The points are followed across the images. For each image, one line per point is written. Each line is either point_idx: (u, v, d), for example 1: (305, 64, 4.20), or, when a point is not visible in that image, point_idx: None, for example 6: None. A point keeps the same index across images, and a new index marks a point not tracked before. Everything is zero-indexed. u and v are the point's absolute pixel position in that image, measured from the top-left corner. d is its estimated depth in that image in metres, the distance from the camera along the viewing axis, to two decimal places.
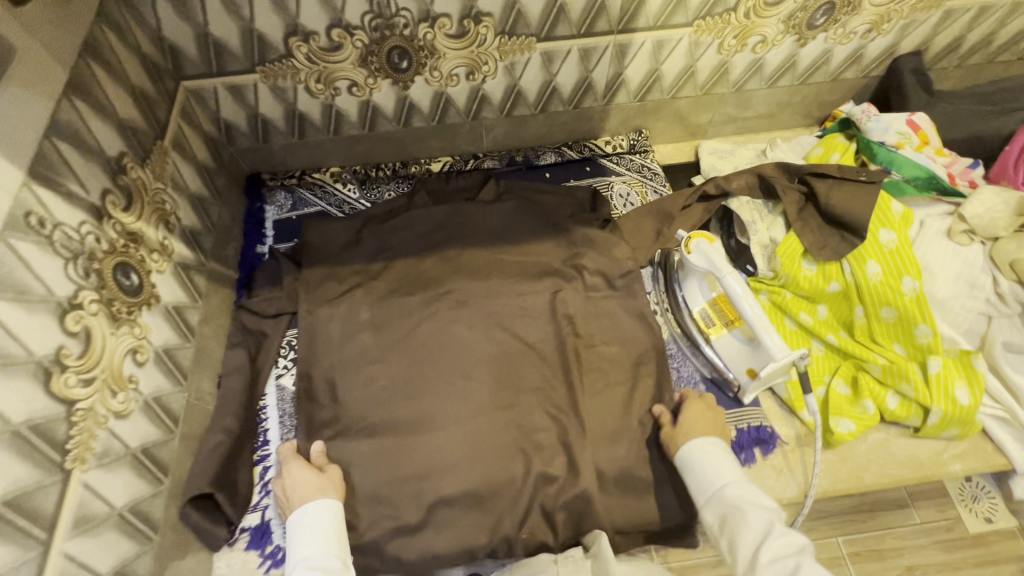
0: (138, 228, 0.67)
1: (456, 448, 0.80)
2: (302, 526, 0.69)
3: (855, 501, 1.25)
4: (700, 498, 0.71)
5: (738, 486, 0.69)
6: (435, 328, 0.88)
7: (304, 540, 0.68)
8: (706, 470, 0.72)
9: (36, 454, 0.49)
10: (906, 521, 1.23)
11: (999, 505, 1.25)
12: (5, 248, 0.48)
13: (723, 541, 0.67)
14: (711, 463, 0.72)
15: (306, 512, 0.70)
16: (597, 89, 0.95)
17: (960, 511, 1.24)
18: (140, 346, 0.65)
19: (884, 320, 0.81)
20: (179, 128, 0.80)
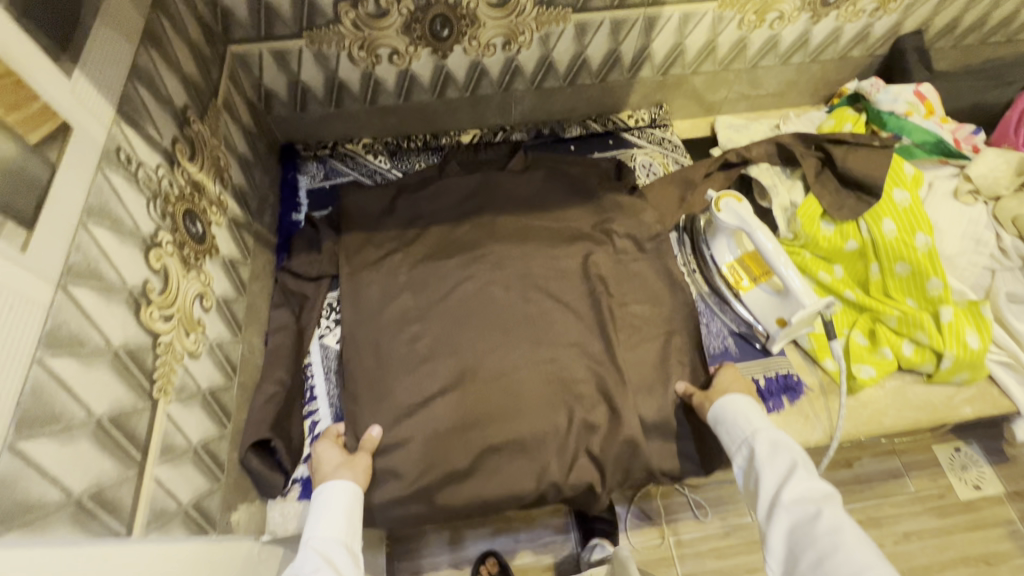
0: (200, 179, 0.69)
1: (501, 399, 0.81)
2: (322, 504, 0.68)
3: (849, 474, 1.33)
4: (731, 446, 0.72)
5: (768, 436, 0.69)
6: (473, 286, 0.90)
7: (327, 518, 0.67)
8: (737, 423, 0.73)
9: (133, 379, 0.51)
10: (900, 490, 1.31)
11: (986, 474, 1.33)
12: (102, 179, 0.50)
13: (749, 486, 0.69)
14: (742, 415, 0.73)
15: (338, 490, 0.69)
16: (624, 62, 1.00)
17: (952, 480, 1.32)
18: (206, 293, 0.67)
19: (898, 275, 0.87)
20: (228, 90, 0.82)
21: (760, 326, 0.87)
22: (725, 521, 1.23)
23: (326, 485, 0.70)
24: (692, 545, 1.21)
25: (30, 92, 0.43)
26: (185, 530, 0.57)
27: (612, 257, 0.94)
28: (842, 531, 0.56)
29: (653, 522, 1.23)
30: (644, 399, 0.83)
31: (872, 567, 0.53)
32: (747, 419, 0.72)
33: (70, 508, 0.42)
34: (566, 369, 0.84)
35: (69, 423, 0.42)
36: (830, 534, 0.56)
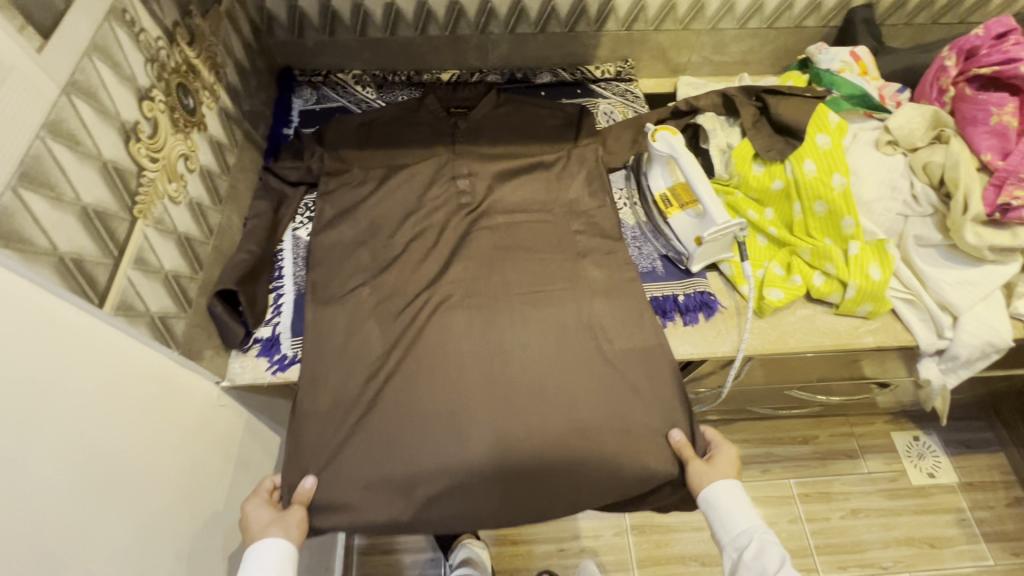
0: (196, 64, 0.81)
1: (444, 429, 0.80)
2: (254, 566, 0.70)
3: (810, 451, 1.62)
4: (721, 534, 0.76)
5: (758, 531, 0.74)
6: (437, 333, 0.87)
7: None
8: (726, 514, 0.76)
9: (117, 190, 0.63)
10: (854, 470, 1.59)
11: (941, 462, 1.61)
12: (109, 27, 0.62)
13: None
14: (737, 503, 0.77)
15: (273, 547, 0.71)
16: (589, 13, 1.11)
17: (906, 466, 1.60)
18: (191, 156, 0.79)
19: (817, 214, 0.95)
20: (232, 3, 0.95)
21: (684, 249, 0.96)
22: None
23: (258, 542, 0.72)
24: None
25: None
26: (150, 334, 0.69)
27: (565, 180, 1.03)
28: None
29: None
30: (575, 334, 0.89)
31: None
32: (740, 511, 0.76)
33: (55, 260, 0.53)
34: (510, 281, 0.92)
35: (61, 197, 0.54)
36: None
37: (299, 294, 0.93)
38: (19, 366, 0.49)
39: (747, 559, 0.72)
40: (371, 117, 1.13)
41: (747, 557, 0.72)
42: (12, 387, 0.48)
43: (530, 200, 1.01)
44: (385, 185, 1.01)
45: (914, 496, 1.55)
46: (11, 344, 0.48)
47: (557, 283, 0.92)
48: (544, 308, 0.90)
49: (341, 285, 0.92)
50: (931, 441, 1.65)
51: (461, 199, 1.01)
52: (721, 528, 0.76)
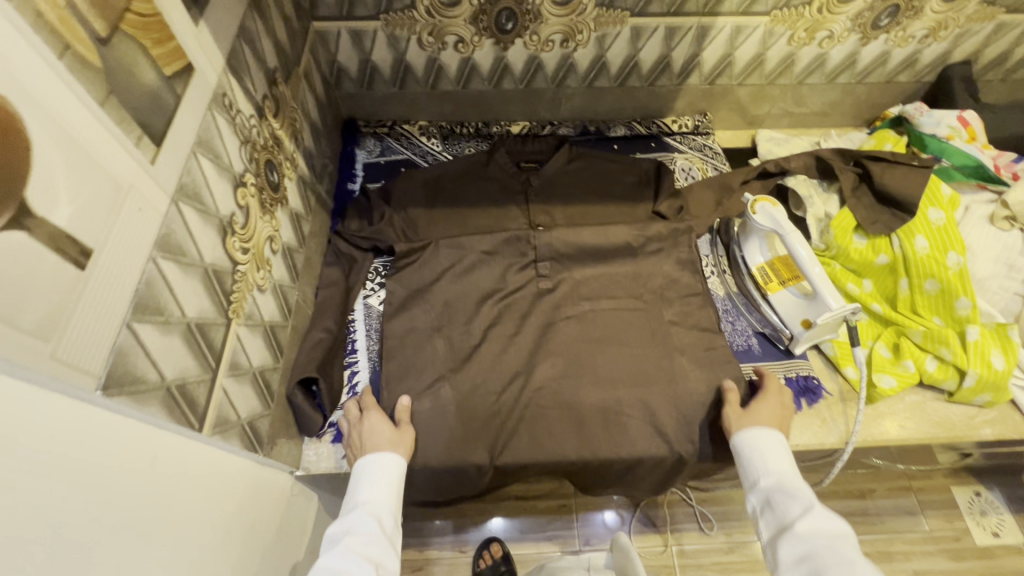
0: (280, 135, 0.76)
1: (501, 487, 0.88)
2: (375, 471, 0.72)
3: (861, 504, 1.39)
4: (747, 480, 0.74)
5: (785, 474, 0.72)
6: (533, 449, 0.82)
7: (382, 489, 0.71)
8: (754, 459, 0.74)
9: (215, 294, 0.57)
10: (914, 527, 1.36)
11: (1007, 520, 1.37)
12: (210, 116, 0.57)
13: (761, 521, 0.71)
14: (754, 450, 0.76)
15: (394, 465, 0.73)
16: (673, 68, 1.05)
17: (969, 523, 1.37)
18: (275, 237, 0.73)
19: (927, 292, 0.89)
20: (308, 62, 0.90)
21: (786, 329, 0.90)
22: (730, 537, 1.21)
23: (380, 453, 0.74)
24: (695, 556, 1.19)
25: (169, 32, 0.50)
26: (241, 442, 0.63)
27: (649, 248, 0.98)
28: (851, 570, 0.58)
29: (657, 529, 1.22)
30: (668, 417, 0.84)
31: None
32: (768, 455, 0.73)
33: (162, 391, 0.48)
34: (608, 367, 0.88)
35: (169, 318, 0.49)
36: (839, 568, 0.58)
37: (374, 371, 0.88)
38: (98, 489, 0.39)
39: (771, 507, 0.70)
40: (440, 172, 1.08)
41: (774, 499, 0.70)
42: (83, 511, 0.38)
43: (618, 273, 0.97)
44: (462, 251, 0.95)
45: (979, 558, 1.32)
46: (82, 458, 0.38)
47: (656, 372, 0.88)
48: (640, 397, 0.86)
49: (421, 363, 0.87)
50: (993, 494, 1.42)
51: (543, 266, 0.95)
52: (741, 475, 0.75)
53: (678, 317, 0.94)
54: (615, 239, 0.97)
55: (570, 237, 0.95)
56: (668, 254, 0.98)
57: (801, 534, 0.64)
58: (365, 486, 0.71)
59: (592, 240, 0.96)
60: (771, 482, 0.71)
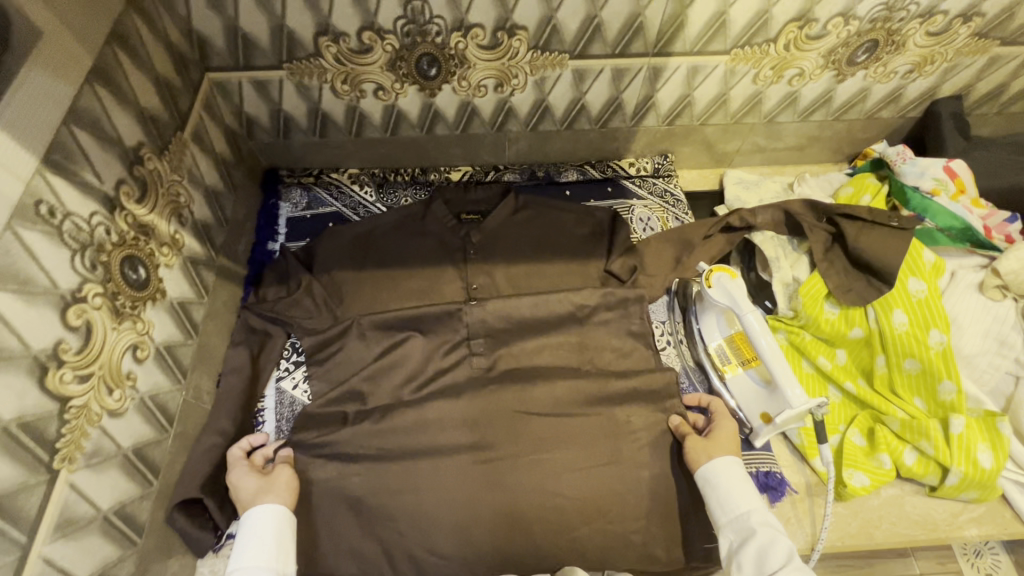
0: (150, 220, 0.66)
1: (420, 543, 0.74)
2: (250, 536, 0.64)
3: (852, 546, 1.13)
4: (721, 516, 0.69)
5: (762, 514, 0.67)
6: (455, 540, 0.74)
7: (254, 546, 0.63)
8: (731, 493, 0.69)
9: (24, 453, 0.47)
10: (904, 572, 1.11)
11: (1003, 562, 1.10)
12: (12, 236, 0.47)
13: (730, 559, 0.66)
14: (733, 484, 0.70)
15: (272, 515, 0.66)
16: (626, 110, 0.93)
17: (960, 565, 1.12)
18: (142, 342, 0.63)
19: (906, 371, 0.79)
20: (200, 120, 0.78)
21: (744, 416, 0.81)
22: None
23: (252, 510, 0.67)
24: None
25: None
26: None
27: (597, 318, 0.87)
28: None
29: None
30: (606, 522, 0.76)
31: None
32: (744, 493, 0.69)
33: None
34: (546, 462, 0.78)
35: None
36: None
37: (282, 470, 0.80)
38: None
39: (747, 550, 0.64)
40: (371, 227, 0.97)
41: (750, 540, 0.65)
42: None
43: (564, 346, 0.86)
44: (388, 328, 0.86)
45: None
46: None
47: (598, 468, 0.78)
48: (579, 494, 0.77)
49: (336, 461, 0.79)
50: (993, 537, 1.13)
51: (476, 344, 0.85)
52: (716, 506, 0.70)
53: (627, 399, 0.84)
54: (557, 309, 0.87)
55: (507, 310, 0.85)
56: (618, 324, 0.88)
57: None
58: (241, 553, 0.63)
59: (531, 311, 0.86)
60: (754, 521, 0.66)
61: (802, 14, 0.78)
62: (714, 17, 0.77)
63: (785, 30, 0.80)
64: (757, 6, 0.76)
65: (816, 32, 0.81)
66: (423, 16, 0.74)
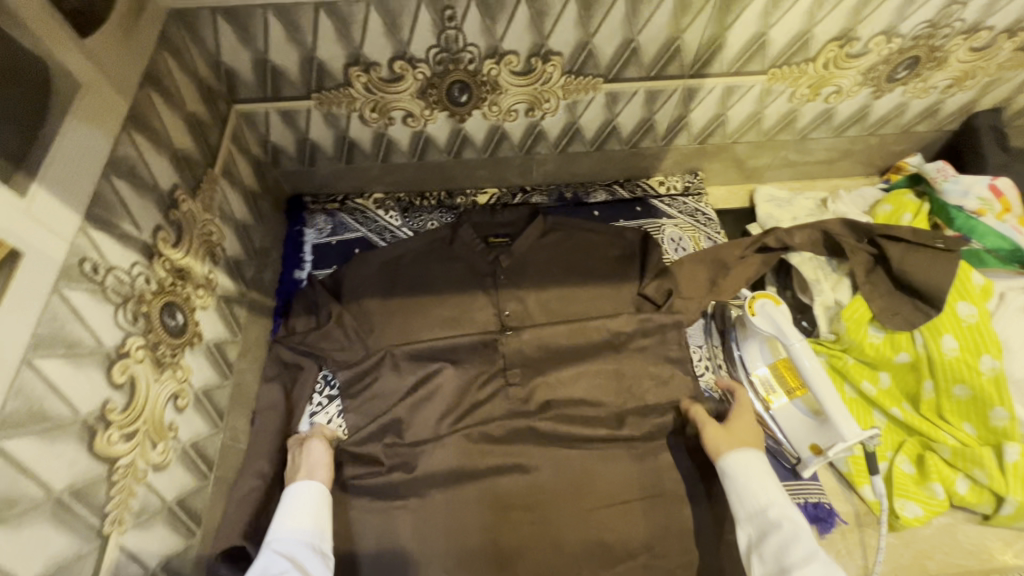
0: (186, 263, 0.64)
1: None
2: (290, 507, 0.66)
3: None
4: (740, 510, 0.68)
5: (783, 507, 0.65)
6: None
7: (296, 516, 0.65)
8: (750, 486, 0.68)
9: (75, 521, 0.46)
10: None
11: None
12: (58, 299, 0.45)
13: (751, 552, 0.65)
14: (751, 476, 0.69)
15: (310, 489, 0.68)
16: (658, 130, 0.91)
17: None
18: (182, 390, 0.62)
19: (955, 397, 0.77)
20: (229, 154, 0.77)
21: (790, 446, 0.79)
22: None
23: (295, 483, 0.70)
24: None
25: None
26: None
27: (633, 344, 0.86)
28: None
29: None
30: (653, 558, 0.75)
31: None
32: (762, 486, 0.67)
33: None
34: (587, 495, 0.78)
35: None
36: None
37: None
38: None
39: (767, 545, 0.63)
40: (398, 253, 0.94)
41: (770, 535, 0.64)
42: None
43: (603, 373, 0.84)
44: (422, 360, 0.84)
45: None
46: None
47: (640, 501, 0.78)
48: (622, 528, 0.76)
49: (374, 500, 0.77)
50: None
51: (513, 374, 0.83)
52: (735, 501, 0.68)
53: (667, 427, 0.83)
54: (593, 338, 0.85)
55: (544, 340, 0.84)
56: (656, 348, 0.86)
57: None
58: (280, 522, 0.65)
59: (568, 339, 0.85)
60: (774, 516, 0.65)
61: (844, 33, 0.76)
62: (753, 38, 0.75)
63: (825, 50, 0.78)
64: (798, 26, 0.74)
65: (856, 50, 0.79)
66: (457, 44, 0.72)
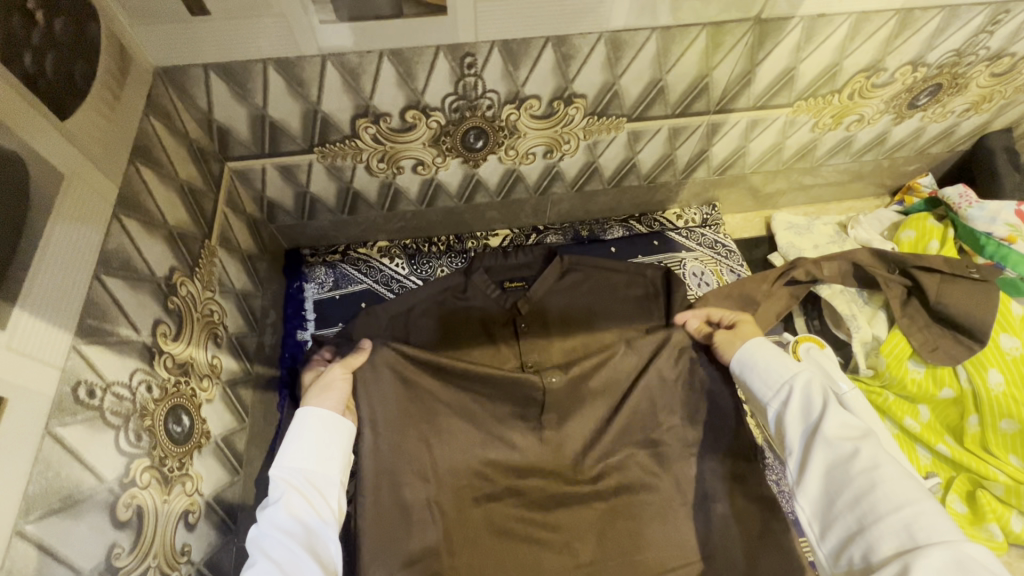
0: (188, 355, 0.56)
1: None
2: (300, 437, 0.59)
3: None
4: (761, 394, 0.60)
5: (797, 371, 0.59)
6: None
7: (300, 449, 0.58)
8: (767, 367, 0.61)
9: None
10: None
11: None
12: (49, 444, 0.38)
13: (774, 427, 0.59)
14: (768, 358, 0.62)
15: (316, 420, 0.60)
16: (678, 165, 0.88)
17: None
18: (192, 503, 0.55)
19: (1002, 431, 0.76)
20: (224, 219, 0.69)
21: None
22: None
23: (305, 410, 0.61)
24: None
25: None
26: None
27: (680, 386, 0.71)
28: (881, 471, 0.49)
29: None
30: None
31: (915, 504, 0.47)
32: (779, 363, 0.60)
33: None
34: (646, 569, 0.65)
35: None
36: (866, 476, 0.50)
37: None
38: None
39: (790, 414, 0.57)
40: (408, 304, 0.85)
41: (790, 403, 0.57)
42: None
43: (655, 424, 0.70)
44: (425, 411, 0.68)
45: None
46: None
47: None
48: None
49: None
50: None
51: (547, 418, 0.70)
52: (755, 385, 0.61)
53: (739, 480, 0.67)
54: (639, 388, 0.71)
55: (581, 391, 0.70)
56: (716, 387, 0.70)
57: (830, 445, 0.53)
58: (291, 450, 0.58)
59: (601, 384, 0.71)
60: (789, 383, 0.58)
61: (872, 65, 0.73)
62: (783, 72, 0.72)
63: (852, 81, 0.75)
64: (828, 59, 0.71)
65: (882, 80, 0.76)
66: (475, 92, 0.66)
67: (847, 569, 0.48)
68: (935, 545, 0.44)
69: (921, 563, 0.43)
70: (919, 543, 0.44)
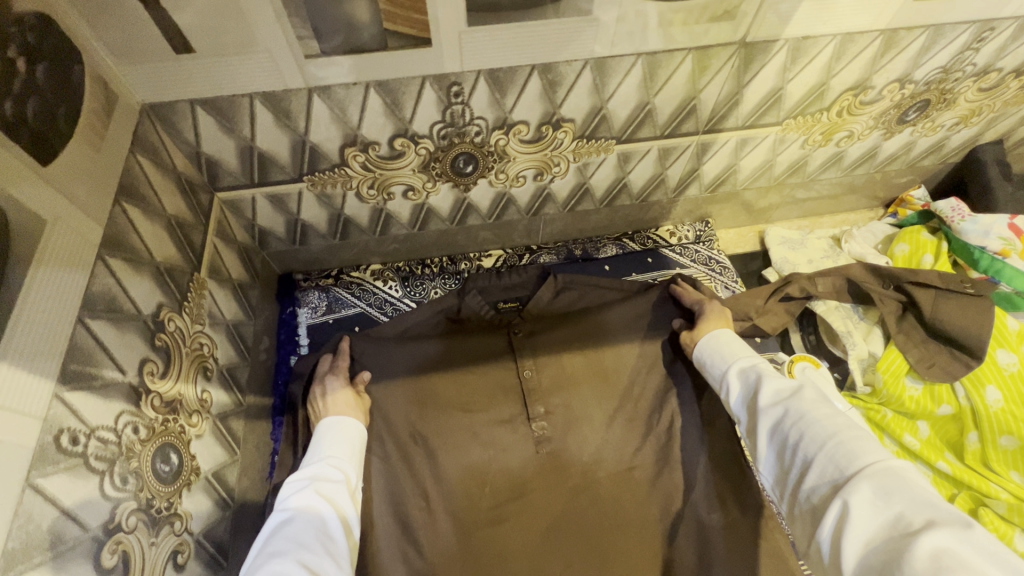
0: (176, 392, 0.56)
1: None
2: (342, 436, 0.59)
3: None
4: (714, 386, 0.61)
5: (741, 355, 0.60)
6: None
7: (345, 446, 0.59)
8: (715, 358, 0.62)
9: None
10: None
11: None
12: (30, 496, 0.37)
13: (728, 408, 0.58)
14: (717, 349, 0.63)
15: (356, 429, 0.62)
16: (669, 183, 0.88)
17: None
18: (182, 543, 0.54)
19: (1002, 448, 0.74)
20: (214, 250, 0.69)
21: None
22: None
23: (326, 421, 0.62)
24: None
25: None
26: None
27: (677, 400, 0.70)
28: (808, 417, 0.47)
29: None
30: None
31: (839, 436, 0.44)
32: (723, 352, 0.61)
33: None
34: None
35: None
36: (794, 426, 0.48)
37: None
38: None
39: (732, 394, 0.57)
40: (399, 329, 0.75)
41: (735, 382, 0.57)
42: None
43: (650, 447, 0.69)
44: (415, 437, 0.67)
45: None
46: None
47: None
48: None
49: None
50: None
51: (539, 423, 0.68)
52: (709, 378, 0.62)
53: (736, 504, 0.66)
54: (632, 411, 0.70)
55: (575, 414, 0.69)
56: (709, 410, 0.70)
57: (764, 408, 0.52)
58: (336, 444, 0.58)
59: (595, 380, 0.71)
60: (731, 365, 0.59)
61: (859, 83, 0.73)
62: (771, 93, 0.72)
63: (840, 99, 0.75)
64: (816, 79, 0.71)
65: (870, 97, 0.76)
66: (463, 119, 0.66)
67: (801, 526, 0.45)
68: (859, 474, 0.41)
69: (848, 496, 0.40)
70: (847, 475, 0.42)
